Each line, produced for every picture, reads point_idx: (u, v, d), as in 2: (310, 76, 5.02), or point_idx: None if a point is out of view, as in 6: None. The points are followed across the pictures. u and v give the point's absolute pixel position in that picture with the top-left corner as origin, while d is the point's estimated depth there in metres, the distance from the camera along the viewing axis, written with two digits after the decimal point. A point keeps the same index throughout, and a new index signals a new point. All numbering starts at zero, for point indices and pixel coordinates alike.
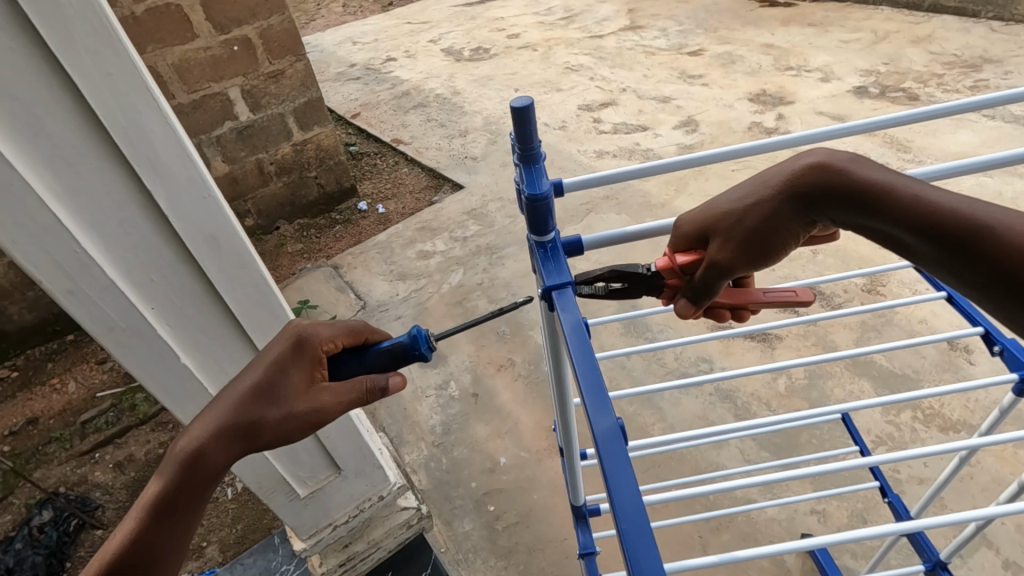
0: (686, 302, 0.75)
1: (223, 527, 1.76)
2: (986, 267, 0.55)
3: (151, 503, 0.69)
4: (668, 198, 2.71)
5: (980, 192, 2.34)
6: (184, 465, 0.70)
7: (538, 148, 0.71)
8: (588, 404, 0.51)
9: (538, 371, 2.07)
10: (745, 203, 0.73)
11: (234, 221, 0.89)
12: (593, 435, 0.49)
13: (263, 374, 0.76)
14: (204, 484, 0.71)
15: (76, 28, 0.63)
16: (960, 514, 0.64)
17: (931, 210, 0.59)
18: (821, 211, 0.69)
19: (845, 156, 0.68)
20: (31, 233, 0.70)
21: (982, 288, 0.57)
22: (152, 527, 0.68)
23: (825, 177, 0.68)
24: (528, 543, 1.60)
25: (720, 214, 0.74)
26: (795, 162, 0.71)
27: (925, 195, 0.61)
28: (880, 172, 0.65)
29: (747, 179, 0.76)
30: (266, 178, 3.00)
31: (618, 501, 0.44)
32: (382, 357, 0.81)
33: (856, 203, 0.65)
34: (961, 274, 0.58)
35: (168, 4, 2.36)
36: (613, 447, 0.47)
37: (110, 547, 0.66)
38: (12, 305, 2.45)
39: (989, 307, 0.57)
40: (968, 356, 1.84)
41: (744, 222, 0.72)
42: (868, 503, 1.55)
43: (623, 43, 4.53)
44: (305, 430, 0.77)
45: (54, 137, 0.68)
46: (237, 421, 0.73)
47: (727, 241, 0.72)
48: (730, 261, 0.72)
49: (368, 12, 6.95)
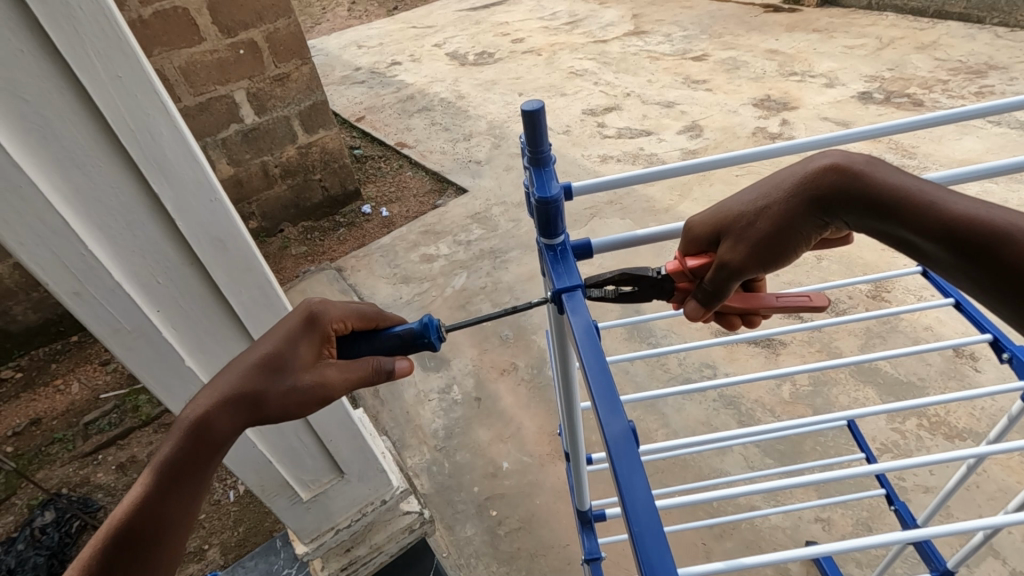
0: (696, 304, 0.75)
1: (224, 529, 1.76)
2: (996, 265, 0.56)
3: (157, 471, 0.69)
4: (672, 203, 2.71)
5: (985, 199, 2.33)
6: (190, 433, 0.70)
7: (547, 151, 0.71)
8: (599, 407, 0.51)
9: (541, 376, 2.06)
10: (758, 206, 0.73)
11: (240, 224, 0.89)
12: (604, 439, 0.48)
13: (273, 347, 0.76)
14: (210, 453, 0.71)
15: (87, 32, 0.64)
16: (968, 523, 0.62)
17: (943, 212, 0.59)
18: (836, 213, 0.69)
19: (860, 159, 0.68)
20: (39, 234, 0.71)
21: (988, 287, 0.57)
22: (156, 496, 0.68)
23: (844, 179, 0.67)
24: (531, 549, 1.59)
25: (733, 216, 0.75)
26: (808, 165, 0.71)
27: (934, 200, 0.60)
28: (891, 175, 0.65)
29: (759, 181, 0.76)
30: (271, 180, 3.00)
31: (630, 503, 0.44)
32: (392, 341, 0.80)
33: (872, 207, 0.65)
34: (967, 272, 0.58)
35: (175, 7, 2.37)
36: (625, 450, 0.47)
37: (115, 515, 0.66)
38: (17, 305, 2.45)
39: (999, 307, 0.58)
40: (974, 364, 1.82)
41: (756, 225, 0.72)
42: (873, 512, 1.54)
43: (628, 48, 4.55)
44: (311, 407, 0.76)
45: (64, 141, 0.68)
46: (241, 390, 0.72)
47: (738, 243, 0.72)
48: (741, 261, 0.72)
49: (374, 16, 6.99)
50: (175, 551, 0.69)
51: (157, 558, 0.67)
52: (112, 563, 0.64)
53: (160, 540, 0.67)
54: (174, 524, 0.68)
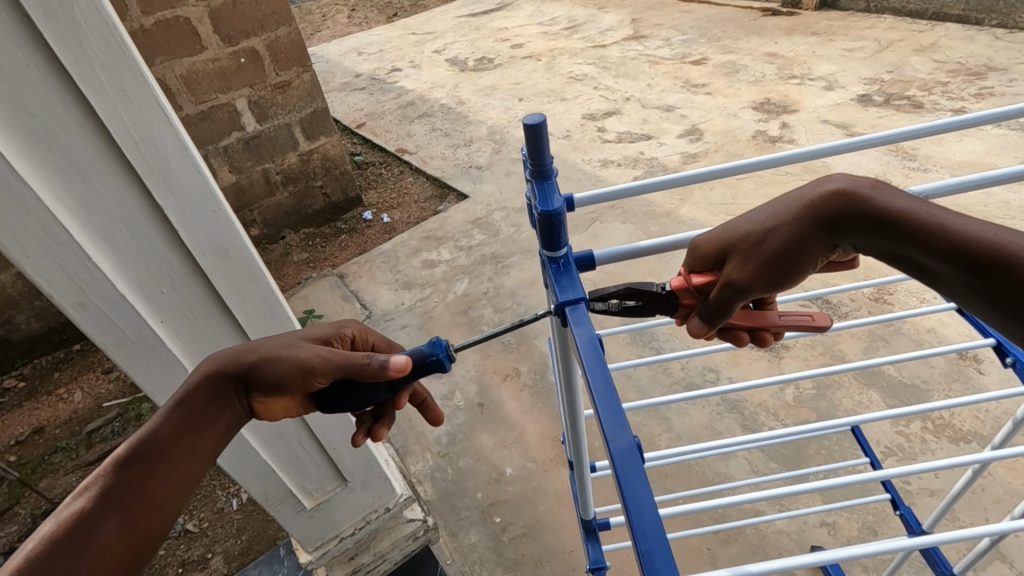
0: (699, 321, 0.74)
1: (228, 538, 1.75)
2: (1003, 282, 0.55)
3: (174, 407, 0.78)
4: (673, 207, 2.71)
5: (987, 202, 2.33)
6: (203, 374, 0.79)
7: (550, 164, 0.71)
8: (605, 420, 0.51)
9: (543, 381, 2.06)
10: (766, 227, 0.72)
11: (243, 235, 0.90)
12: (610, 452, 0.48)
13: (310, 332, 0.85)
14: (213, 397, 0.79)
15: (92, 46, 0.64)
16: (974, 531, 0.62)
17: (951, 233, 0.59)
18: (846, 234, 0.68)
19: (866, 183, 0.67)
20: (45, 247, 0.71)
21: (1001, 308, 0.57)
22: (160, 432, 0.75)
23: (851, 204, 0.66)
24: (535, 555, 1.59)
25: (739, 236, 0.73)
26: (817, 186, 0.70)
27: (938, 220, 0.61)
28: (896, 196, 0.65)
29: (767, 201, 0.75)
30: (272, 188, 3.01)
31: (637, 518, 0.44)
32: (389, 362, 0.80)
33: (880, 228, 0.64)
34: (970, 288, 0.58)
35: (178, 17, 2.38)
36: (631, 464, 0.47)
37: (123, 445, 0.74)
38: (20, 314, 2.46)
39: (1012, 329, 0.57)
40: (978, 366, 1.82)
41: (764, 246, 0.71)
42: (878, 516, 1.54)
43: (627, 53, 4.57)
44: (298, 378, 0.78)
45: (69, 152, 0.69)
46: (247, 350, 0.81)
47: (746, 261, 0.71)
48: (749, 280, 0.71)
49: (373, 22, 7.01)
50: (163, 488, 0.73)
51: (151, 492, 0.72)
52: (115, 486, 0.70)
53: (154, 472, 0.73)
54: (170, 458, 0.74)
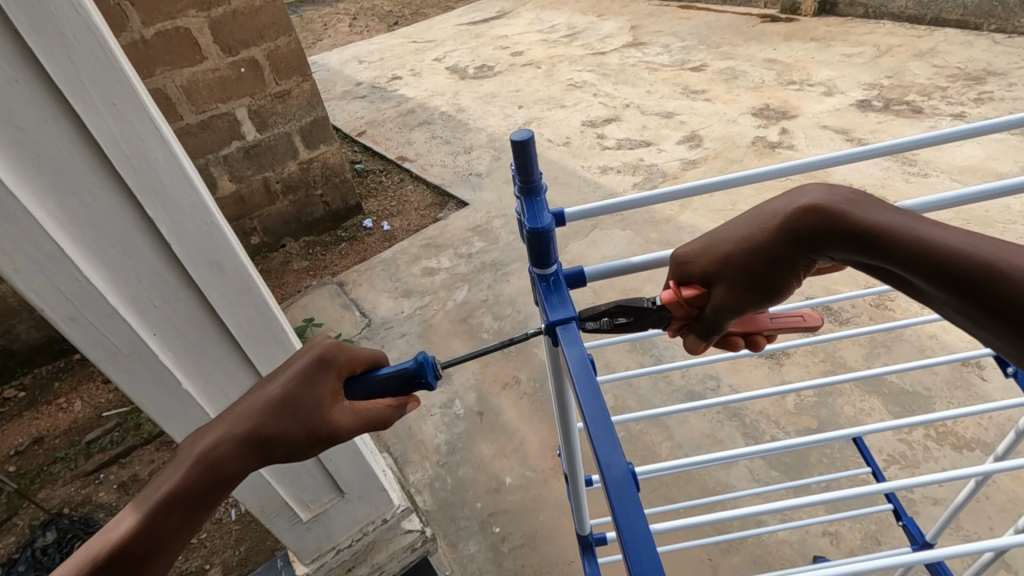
0: (695, 338, 0.76)
1: (225, 549, 1.74)
2: (988, 301, 0.52)
3: (163, 499, 0.63)
4: (673, 213, 2.70)
5: (988, 208, 2.33)
6: (203, 467, 0.65)
7: (539, 180, 0.71)
8: (599, 447, 0.50)
9: (543, 389, 2.05)
10: (749, 248, 0.70)
11: (235, 246, 0.89)
12: (605, 480, 0.48)
13: (304, 389, 0.71)
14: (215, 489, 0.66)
15: (81, 60, 0.64)
16: (974, 545, 0.61)
17: (930, 245, 0.56)
18: (825, 249, 0.65)
19: (841, 195, 0.64)
20: (36, 263, 0.71)
21: (985, 323, 0.53)
22: (151, 529, 0.62)
23: (827, 222, 0.63)
24: (535, 566, 1.58)
25: (722, 256, 0.72)
26: (791, 202, 0.67)
27: (915, 233, 0.58)
28: (873, 210, 0.62)
29: (747, 213, 0.73)
30: (272, 196, 3.02)
31: (634, 556, 0.43)
32: (387, 381, 0.75)
33: (858, 244, 0.62)
34: (956, 305, 0.55)
35: (178, 28, 2.39)
36: (626, 493, 0.46)
37: (105, 547, 0.60)
38: (20, 324, 2.45)
39: (1002, 343, 0.53)
40: (981, 372, 1.81)
41: (750, 269, 0.70)
42: (881, 525, 1.52)
43: (626, 59, 4.58)
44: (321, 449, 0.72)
45: (58, 166, 0.68)
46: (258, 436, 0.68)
47: (732, 287, 0.71)
48: (742, 305, 0.72)
49: (374, 31, 7.05)
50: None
51: None
52: None
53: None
54: (163, 555, 0.63)
